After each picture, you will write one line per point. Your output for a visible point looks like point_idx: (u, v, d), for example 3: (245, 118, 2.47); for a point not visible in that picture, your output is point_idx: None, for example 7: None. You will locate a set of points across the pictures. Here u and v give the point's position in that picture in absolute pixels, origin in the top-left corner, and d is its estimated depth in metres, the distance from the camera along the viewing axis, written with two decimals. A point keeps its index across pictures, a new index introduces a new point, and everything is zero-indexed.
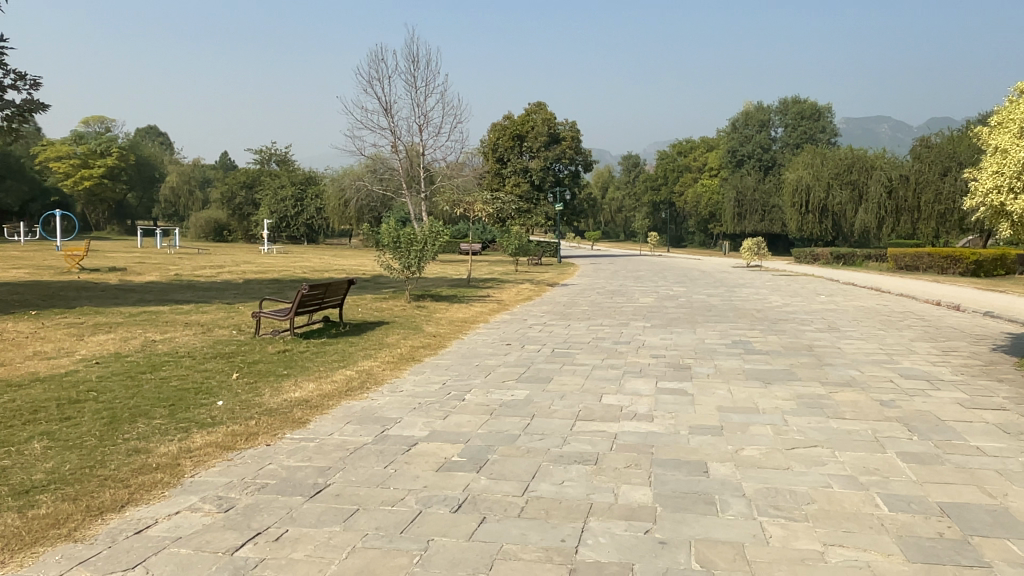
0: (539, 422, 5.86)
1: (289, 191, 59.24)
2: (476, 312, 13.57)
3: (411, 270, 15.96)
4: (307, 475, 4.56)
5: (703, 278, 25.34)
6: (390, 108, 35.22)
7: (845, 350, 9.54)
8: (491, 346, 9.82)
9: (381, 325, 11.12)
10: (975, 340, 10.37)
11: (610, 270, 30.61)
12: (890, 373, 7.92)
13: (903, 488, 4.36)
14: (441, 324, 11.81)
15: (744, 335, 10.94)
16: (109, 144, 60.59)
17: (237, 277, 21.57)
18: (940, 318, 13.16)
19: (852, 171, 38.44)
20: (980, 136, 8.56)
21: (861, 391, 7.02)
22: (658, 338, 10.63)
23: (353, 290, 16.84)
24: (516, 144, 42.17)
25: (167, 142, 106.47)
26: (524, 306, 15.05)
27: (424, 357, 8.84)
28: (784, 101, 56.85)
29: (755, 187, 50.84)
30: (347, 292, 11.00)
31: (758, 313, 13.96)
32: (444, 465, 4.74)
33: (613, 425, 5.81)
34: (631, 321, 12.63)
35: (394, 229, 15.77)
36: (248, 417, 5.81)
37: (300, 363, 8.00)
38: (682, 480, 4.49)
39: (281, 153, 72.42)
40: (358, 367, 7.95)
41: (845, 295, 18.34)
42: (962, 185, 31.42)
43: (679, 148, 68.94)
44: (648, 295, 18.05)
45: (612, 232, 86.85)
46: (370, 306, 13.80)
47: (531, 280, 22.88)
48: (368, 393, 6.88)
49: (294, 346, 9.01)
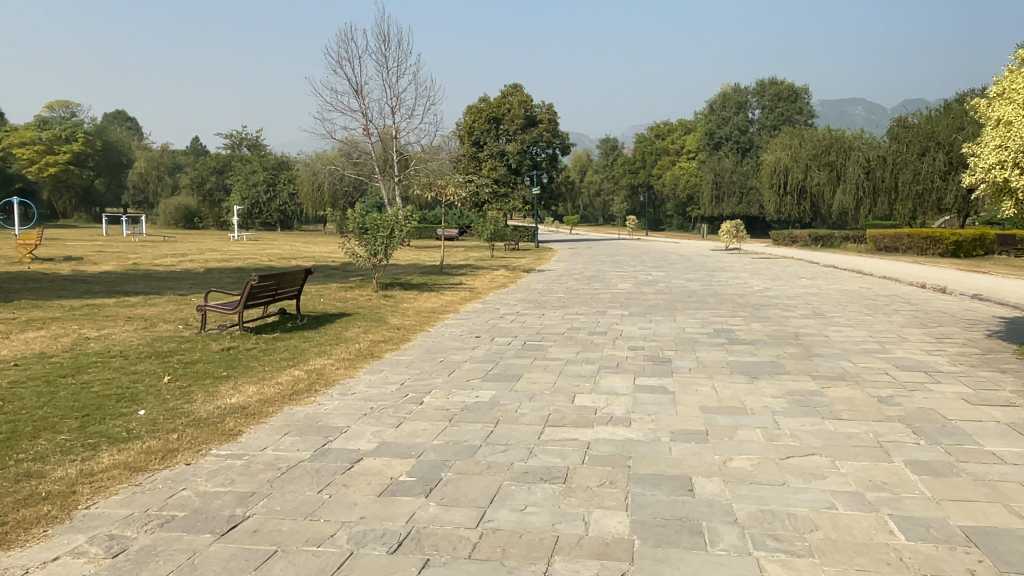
0: (503, 429, 5.21)
1: (261, 177, 57.92)
2: (445, 301, 12.83)
3: (378, 258, 15.13)
4: (224, 504, 3.88)
5: (682, 262, 24.78)
6: (361, 89, 34.10)
7: (834, 338, 8.97)
8: (457, 339, 9.12)
9: (342, 317, 10.41)
10: (967, 326, 9.86)
11: (587, 255, 29.99)
12: (884, 365, 7.34)
13: (918, 508, 3.76)
14: (406, 314, 11.10)
15: (727, 323, 10.36)
16: (74, 129, 58.80)
17: (199, 266, 20.66)
18: (927, 302, 12.66)
19: (829, 152, 38.17)
20: (978, 110, 8.01)
21: (856, 386, 6.43)
22: (636, 327, 9.99)
23: (318, 279, 16.05)
24: (492, 126, 41.38)
25: (137, 127, 104.22)
26: (497, 294, 14.35)
27: (384, 353, 8.12)
28: (760, 82, 56.30)
29: (733, 169, 50.50)
30: (305, 282, 10.29)
31: (740, 299, 13.41)
32: (389, 487, 4.06)
33: (586, 431, 5.16)
34: (609, 309, 12.03)
35: (360, 215, 14.94)
36: (170, 431, 5.10)
37: (244, 362, 7.25)
38: (663, 502, 3.85)
39: (252, 138, 70.79)
40: (308, 366, 7.22)
41: (827, 278, 17.89)
42: (941, 165, 31.00)
43: (657, 130, 68.37)
44: (625, 281, 17.45)
45: (591, 216, 86.35)
46: (333, 296, 13.02)
47: (506, 267, 22.20)
48: (315, 396, 6.17)
49: (241, 343, 8.25)
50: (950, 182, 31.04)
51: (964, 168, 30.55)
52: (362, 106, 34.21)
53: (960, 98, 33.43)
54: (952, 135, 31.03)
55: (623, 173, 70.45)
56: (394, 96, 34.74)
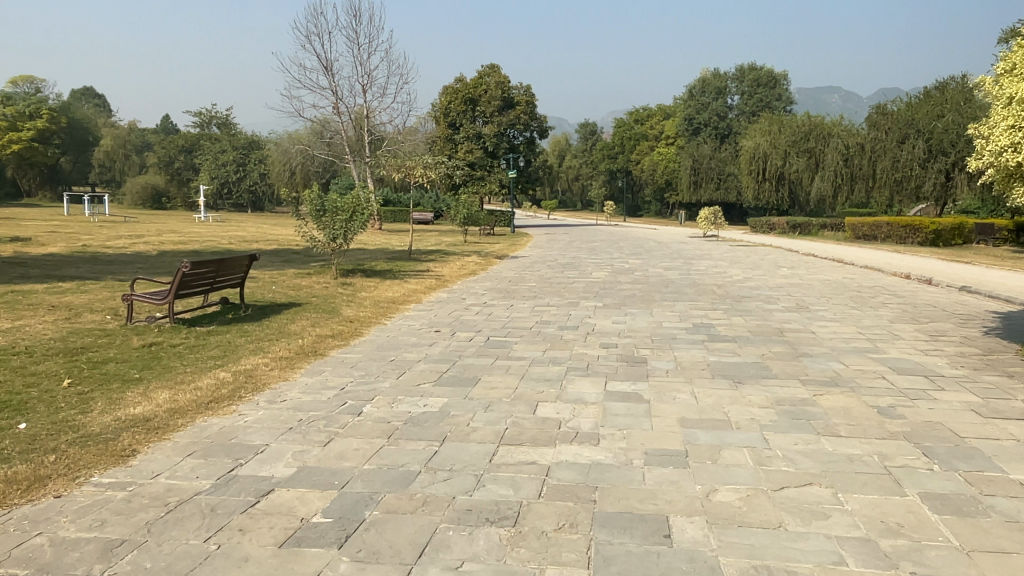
0: (448, 449, 4.43)
1: (231, 156, 56.34)
2: (408, 291, 11.97)
3: (338, 243, 14.04)
4: (81, 559, 3.07)
5: (659, 249, 24.11)
6: (331, 66, 32.95)
7: (821, 335, 8.29)
8: (414, 334, 8.31)
9: (290, 308, 9.53)
10: (961, 322, 9.24)
11: (563, 241, 29.26)
12: (881, 367, 6.67)
13: (945, 564, 3.05)
14: (362, 305, 10.26)
15: (707, 317, 9.65)
16: (38, 105, 56.69)
17: (152, 249, 19.52)
18: (914, 294, 12.06)
19: (808, 139, 37.72)
20: (982, 90, 7.38)
21: (852, 393, 5.73)
22: (610, 322, 9.24)
23: (276, 264, 15.13)
24: (469, 108, 40.27)
25: (105, 104, 101.33)
26: (465, 283, 13.52)
27: (330, 350, 7.28)
28: (741, 67, 55.63)
29: (711, 156, 49.95)
30: (249, 269, 9.45)
31: (720, 290, 12.73)
32: (297, 534, 3.28)
33: (547, 452, 4.39)
34: (582, 300, 11.28)
35: (318, 196, 13.76)
36: (47, 452, 4.26)
37: (163, 362, 6.37)
38: (634, 555, 3.10)
39: (223, 116, 68.82)
40: (237, 367, 6.37)
41: (807, 267, 17.28)
42: (921, 153, 30.33)
43: (636, 115, 67.65)
44: (600, 268, 16.72)
45: (568, 201, 85.67)
46: (286, 284, 12.13)
47: (477, 252, 21.37)
48: (236, 406, 5.35)
49: (167, 338, 7.37)
50: (929, 170, 30.37)
51: (944, 156, 29.92)
52: (332, 83, 33.09)
53: (941, 86, 32.87)
54: (932, 123, 30.39)
55: (601, 157, 69.71)
56: (365, 74, 33.62)
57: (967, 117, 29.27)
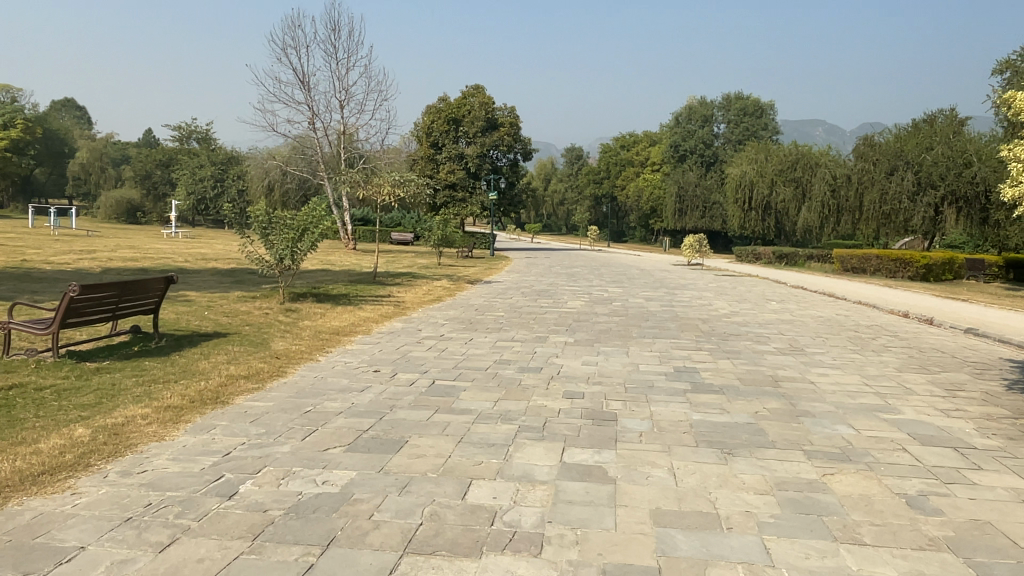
0: (330, 559, 3.21)
1: (208, 172, 55.21)
2: (358, 319, 10.73)
3: (286, 264, 12.25)
4: None
5: (642, 277, 23.09)
6: (307, 80, 31.86)
7: (823, 387, 7.11)
8: (347, 375, 7.06)
9: (211, 340, 8.30)
10: (976, 373, 8.13)
11: (543, 265, 28.28)
12: (900, 434, 5.48)
13: None
14: (299, 336, 9.01)
15: (689, 359, 8.47)
16: (12, 115, 54.88)
17: (97, 266, 18.18)
18: (916, 335, 11.00)
19: (795, 168, 37.14)
20: (1010, 109, 6.42)
21: (871, 473, 4.57)
22: (578, 363, 8.04)
23: (223, 286, 13.91)
24: (452, 128, 39.36)
25: (86, 117, 99.83)
26: (426, 311, 12.34)
27: (235, 398, 6.01)
28: (727, 96, 55.20)
29: (697, 183, 49.42)
30: (163, 293, 8.30)
31: (704, 325, 11.63)
32: None
33: (469, 569, 3.16)
34: (552, 335, 10.08)
35: (264, 211, 12.11)
36: None
37: (10, 415, 5.09)
38: None
39: (202, 130, 67.39)
40: (104, 422, 5.10)
41: (797, 301, 16.31)
42: (909, 185, 29.39)
43: (623, 141, 67.31)
44: (576, 297, 15.62)
45: (554, 226, 85.00)
46: (223, 308, 10.89)
47: (450, 276, 20.21)
48: (72, 482, 4.09)
49: (39, 377, 6.10)
50: (918, 204, 29.41)
51: (933, 190, 28.98)
52: (308, 98, 31.95)
53: (928, 119, 32.32)
54: (921, 155, 29.58)
55: (587, 183, 69.22)
56: (344, 89, 32.66)
57: (956, 151, 28.48)
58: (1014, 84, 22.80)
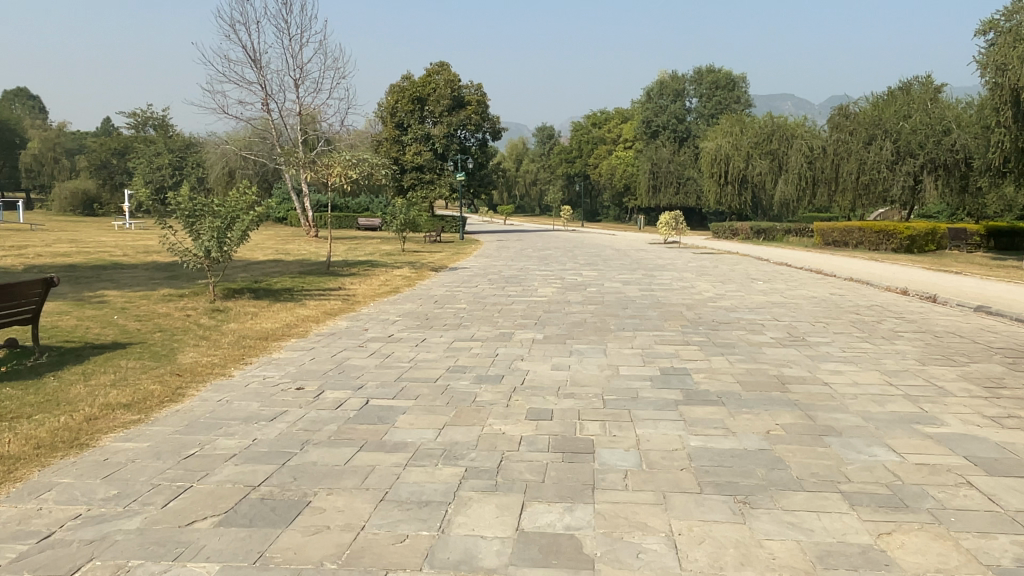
0: None
1: (166, 159, 53.13)
2: (295, 319, 9.34)
3: (214, 257, 10.78)
4: None
5: (618, 258, 21.78)
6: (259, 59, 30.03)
7: (841, 390, 5.90)
8: (259, 396, 5.68)
9: (106, 353, 6.88)
10: (1009, 364, 6.96)
11: (514, 248, 26.92)
12: (956, 459, 4.26)
13: None
14: (217, 343, 7.62)
15: (678, 357, 7.20)
16: None
17: (21, 263, 16.42)
18: (925, 317, 9.83)
19: (771, 141, 36.12)
20: None
21: (940, 530, 3.34)
22: (547, 367, 6.73)
23: (150, 282, 12.36)
24: (416, 107, 37.66)
25: (39, 108, 95.91)
26: (377, 305, 10.97)
27: (101, 439, 4.63)
28: (698, 69, 53.90)
29: (670, 159, 48.22)
30: (44, 296, 6.90)
31: (690, 312, 10.39)
32: None
33: None
34: (517, 330, 8.77)
35: (187, 197, 10.61)
36: None
37: None
38: None
39: (158, 116, 64.50)
40: None
41: (786, 280, 15.14)
42: (888, 154, 28.19)
43: (594, 119, 66.11)
44: (548, 283, 14.32)
45: (527, 207, 83.55)
46: (139, 310, 9.43)
47: (412, 264, 18.79)
48: None
49: None
50: (897, 172, 28.22)
51: (912, 158, 27.92)
52: (260, 78, 30.15)
53: (904, 87, 31.34)
54: (899, 124, 28.51)
55: (558, 163, 67.84)
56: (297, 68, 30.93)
57: (934, 118, 27.56)
58: (997, 45, 21.65)
